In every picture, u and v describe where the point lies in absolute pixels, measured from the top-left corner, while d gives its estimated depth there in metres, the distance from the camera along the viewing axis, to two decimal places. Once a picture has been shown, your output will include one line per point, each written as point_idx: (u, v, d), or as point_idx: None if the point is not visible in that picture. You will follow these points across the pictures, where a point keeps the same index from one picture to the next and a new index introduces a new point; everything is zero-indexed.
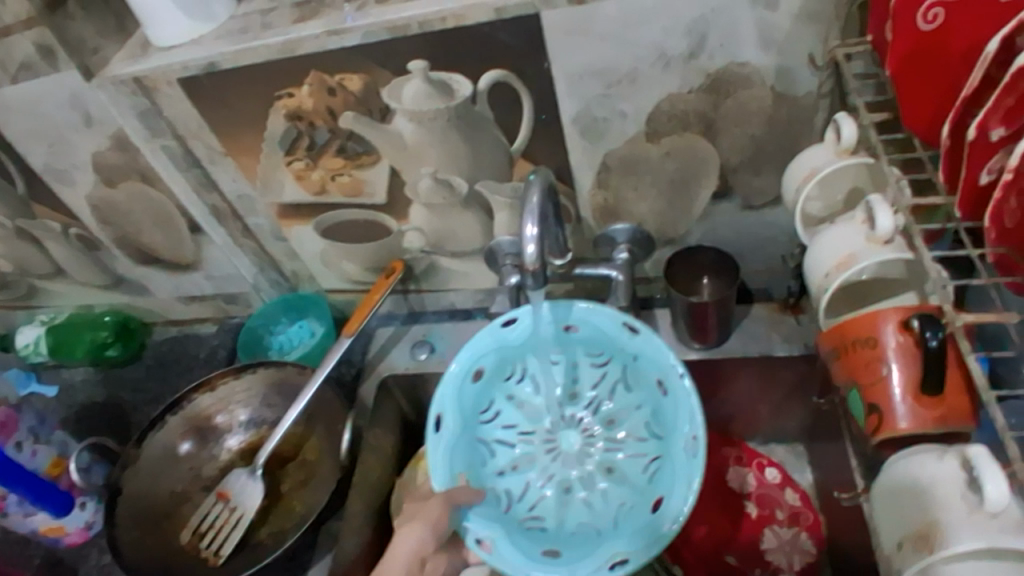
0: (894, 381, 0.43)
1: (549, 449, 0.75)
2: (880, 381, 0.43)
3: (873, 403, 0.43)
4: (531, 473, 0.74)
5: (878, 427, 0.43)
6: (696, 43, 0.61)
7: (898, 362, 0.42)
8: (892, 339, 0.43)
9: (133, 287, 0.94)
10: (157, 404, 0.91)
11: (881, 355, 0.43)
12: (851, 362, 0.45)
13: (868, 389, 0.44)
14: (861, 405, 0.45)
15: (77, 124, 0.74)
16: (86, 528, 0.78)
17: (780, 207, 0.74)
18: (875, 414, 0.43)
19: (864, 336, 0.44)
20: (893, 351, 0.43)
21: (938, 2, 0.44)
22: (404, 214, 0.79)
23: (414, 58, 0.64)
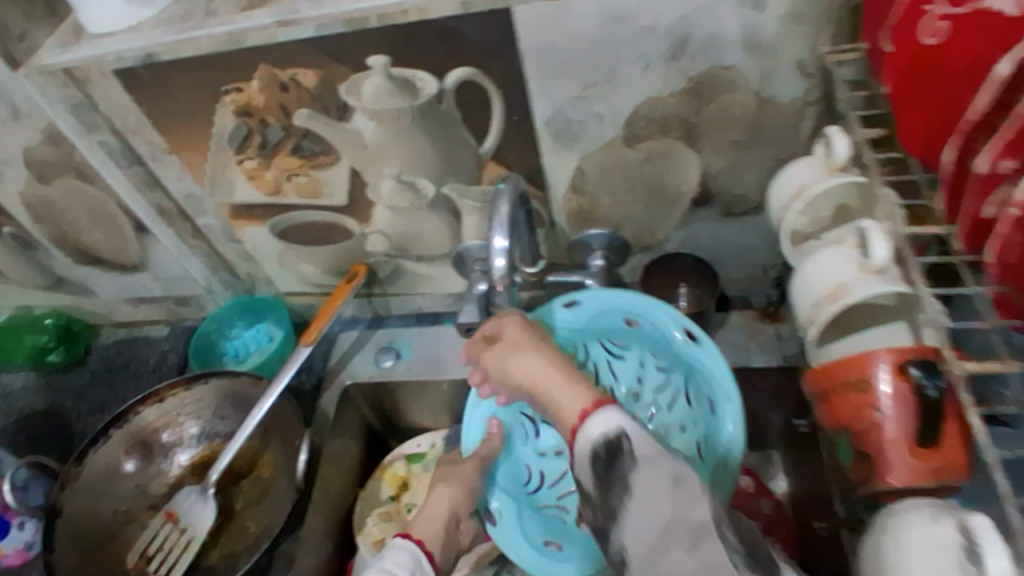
0: (886, 428, 0.42)
1: None
2: (875, 429, 0.42)
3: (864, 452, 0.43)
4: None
5: (870, 478, 0.43)
6: (678, 44, 0.57)
7: (889, 409, 0.42)
8: (888, 386, 0.42)
9: (75, 287, 0.88)
10: (102, 413, 0.85)
11: (873, 401, 0.42)
12: (840, 406, 0.44)
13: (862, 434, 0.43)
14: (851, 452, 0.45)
15: (3, 116, 0.67)
16: (25, 548, 0.75)
17: (761, 215, 0.71)
18: (867, 462, 0.43)
19: (855, 380, 0.43)
20: (888, 398, 0.42)
21: (945, 15, 0.41)
22: (367, 216, 0.74)
23: (374, 53, 0.59)
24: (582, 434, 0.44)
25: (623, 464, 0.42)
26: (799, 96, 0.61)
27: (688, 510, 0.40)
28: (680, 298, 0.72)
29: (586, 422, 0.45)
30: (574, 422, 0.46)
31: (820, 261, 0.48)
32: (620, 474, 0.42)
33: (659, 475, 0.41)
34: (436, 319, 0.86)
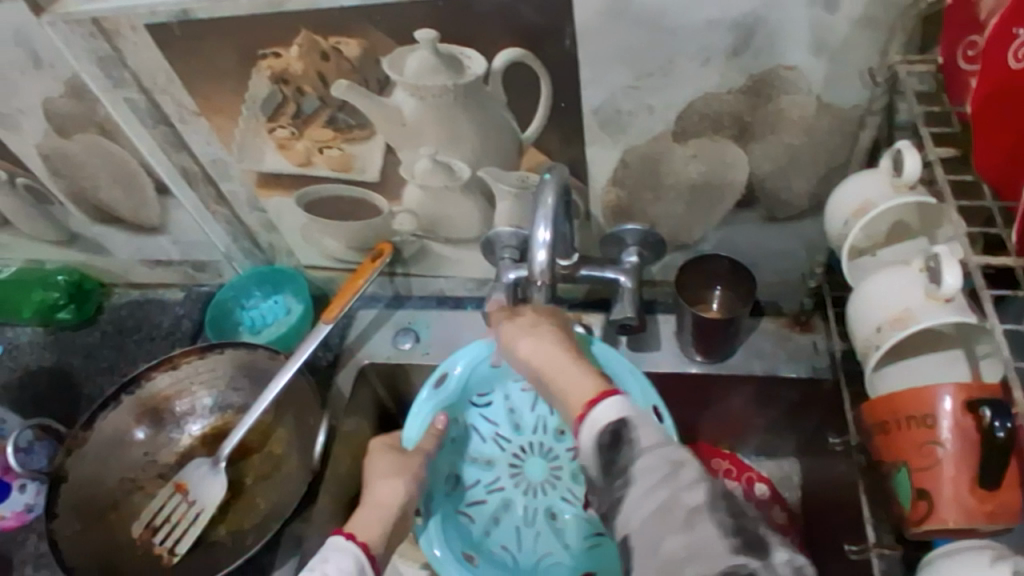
0: (945, 467, 0.43)
1: (514, 467, 0.75)
2: (934, 466, 0.44)
3: (921, 489, 0.44)
4: (488, 480, 0.74)
5: (926, 516, 0.44)
6: (742, 39, 0.54)
7: (952, 447, 0.43)
8: (952, 421, 0.43)
9: (90, 245, 0.85)
10: (111, 376, 0.84)
11: (936, 438, 0.43)
12: (899, 440, 0.46)
13: (918, 471, 0.45)
14: (905, 489, 0.45)
15: (24, 64, 0.64)
16: (24, 511, 0.73)
17: (805, 222, 0.69)
18: (925, 501, 0.44)
19: (919, 415, 0.44)
20: (950, 432, 0.43)
21: None
22: (396, 194, 0.71)
23: (422, 26, 0.56)
24: (589, 420, 0.45)
25: (625, 450, 0.42)
26: (862, 104, 0.58)
27: (683, 494, 0.39)
28: (713, 299, 0.73)
29: (593, 407, 0.45)
30: (580, 408, 0.46)
31: (882, 284, 0.48)
32: (625, 460, 0.42)
33: (657, 462, 0.41)
34: (457, 304, 0.84)
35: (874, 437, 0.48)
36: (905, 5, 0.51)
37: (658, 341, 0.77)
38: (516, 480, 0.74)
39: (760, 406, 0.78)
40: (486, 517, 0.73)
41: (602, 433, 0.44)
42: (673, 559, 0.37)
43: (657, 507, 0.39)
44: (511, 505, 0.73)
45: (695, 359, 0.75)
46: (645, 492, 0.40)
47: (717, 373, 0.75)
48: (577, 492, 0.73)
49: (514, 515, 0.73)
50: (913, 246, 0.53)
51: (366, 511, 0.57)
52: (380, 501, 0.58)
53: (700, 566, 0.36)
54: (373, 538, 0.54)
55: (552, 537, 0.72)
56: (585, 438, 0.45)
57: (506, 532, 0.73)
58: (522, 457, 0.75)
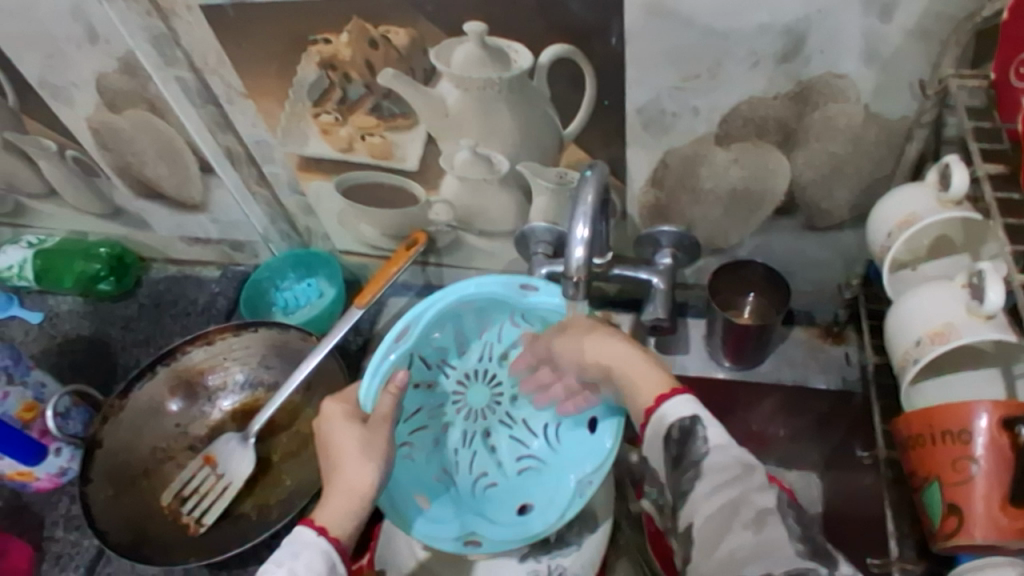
0: (978, 484, 0.43)
1: (456, 394, 0.71)
2: (966, 483, 0.43)
3: (953, 504, 0.44)
4: (428, 407, 0.70)
5: (955, 531, 0.44)
6: (792, 45, 0.54)
7: (985, 464, 0.43)
8: (986, 438, 0.43)
9: (133, 219, 0.87)
10: (147, 347, 0.87)
11: (970, 454, 0.43)
12: (931, 454, 0.45)
13: (948, 486, 0.44)
14: (937, 503, 0.45)
15: (81, 39, 0.66)
16: (57, 475, 0.76)
17: (844, 232, 0.68)
18: (955, 516, 0.44)
19: (955, 431, 0.44)
20: (984, 450, 0.43)
21: None
22: (434, 184, 0.72)
23: (471, 19, 0.57)
24: (658, 415, 0.47)
25: (694, 447, 0.44)
26: (910, 116, 0.58)
27: (753, 497, 0.42)
28: (744, 305, 0.73)
29: (663, 402, 0.47)
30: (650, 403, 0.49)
31: (925, 298, 0.48)
32: (692, 454, 0.44)
33: (729, 461, 0.43)
34: None
35: (906, 449, 0.48)
36: (961, 17, 0.51)
37: (687, 345, 0.77)
38: (455, 408, 0.71)
39: (786, 414, 0.78)
40: (426, 444, 0.68)
41: (668, 427, 0.46)
42: (735, 557, 0.39)
43: (720, 507, 0.41)
44: (450, 430, 0.70)
45: (723, 364, 0.75)
46: (710, 492, 0.42)
47: (742, 379, 0.75)
48: (514, 418, 0.70)
49: (453, 440, 0.70)
50: (954, 262, 0.53)
51: (338, 499, 0.51)
52: (355, 487, 0.52)
53: (765, 564, 0.39)
54: (346, 533, 0.50)
55: (489, 460, 0.69)
56: (654, 432, 0.47)
57: (448, 458, 0.69)
58: (465, 386, 0.72)
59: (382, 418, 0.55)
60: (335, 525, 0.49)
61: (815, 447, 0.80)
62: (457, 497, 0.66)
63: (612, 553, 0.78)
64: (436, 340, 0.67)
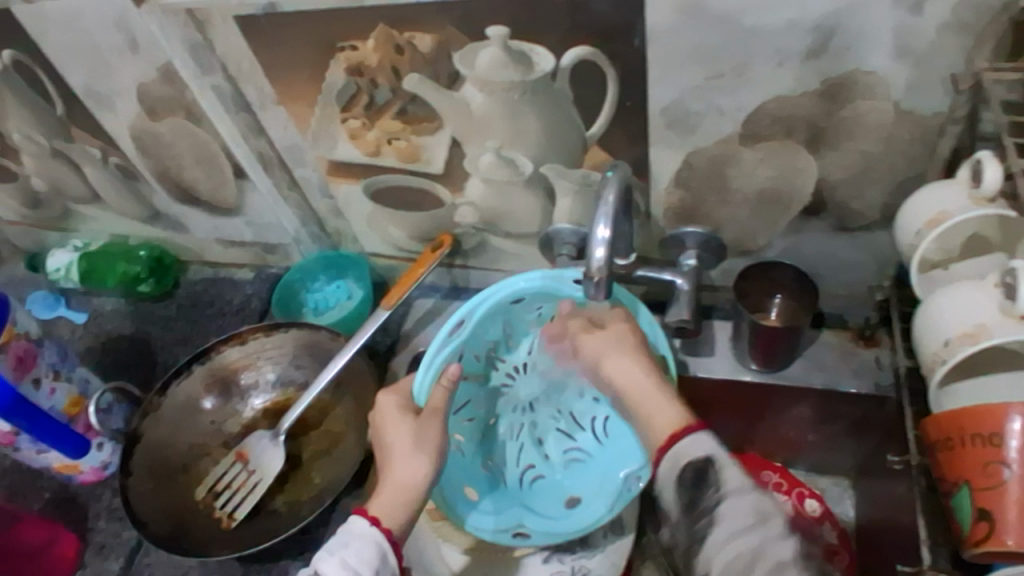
0: (1010, 489, 0.42)
1: (506, 385, 0.74)
2: (998, 487, 0.42)
3: (984, 510, 0.43)
4: (478, 399, 0.73)
5: (986, 537, 0.43)
6: (821, 42, 0.53)
7: (1019, 469, 0.42)
8: (1019, 441, 0.42)
9: (172, 223, 0.90)
10: (184, 346, 0.89)
11: (1002, 458, 0.42)
12: (961, 457, 0.44)
13: (980, 490, 0.43)
14: (967, 508, 0.44)
15: (124, 50, 0.69)
16: (101, 468, 0.79)
17: (875, 232, 0.67)
18: (987, 522, 0.42)
19: (985, 434, 0.43)
20: (1017, 453, 0.42)
21: None
22: (459, 186, 0.73)
23: (495, 23, 0.58)
24: (674, 452, 0.47)
25: (709, 491, 0.45)
26: (944, 112, 0.56)
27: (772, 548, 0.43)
28: (772, 308, 0.72)
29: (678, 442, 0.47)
30: (663, 439, 0.49)
31: (955, 298, 0.47)
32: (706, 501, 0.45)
33: (744, 509, 0.44)
34: None
35: (934, 452, 0.47)
36: (998, 8, 0.49)
37: (714, 347, 0.77)
38: (504, 400, 0.74)
39: (816, 419, 0.76)
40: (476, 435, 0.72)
41: (685, 466, 0.46)
42: None
43: (736, 557, 0.43)
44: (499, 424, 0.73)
45: (751, 366, 0.74)
46: (729, 537, 0.44)
47: (770, 383, 0.74)
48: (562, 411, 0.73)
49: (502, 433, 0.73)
50: (992, 261, 0.51)
51: (387, 492, 0.53)
52: (407, 483, 0.54)
53: None
54: (397, 524, 0.52)
55: (535, 450, 0.72)
56: (666, 471, 0.47)
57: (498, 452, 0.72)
58: (514, 379, 0.74)
59: (432, 410, 0.57)
60: (388, 517, 0.52)
61: (848, 453, 0.79)
62: (506, 487, 0.70)
63: (638, 557, 0.77)
64: (485, 338, 0.70)
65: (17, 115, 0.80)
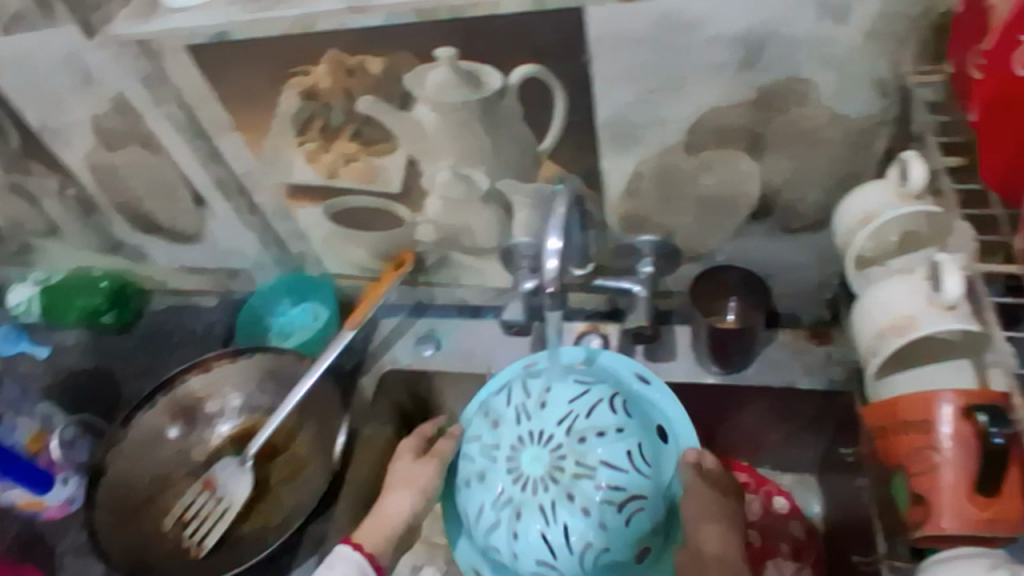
0: (943, 473, 0.44)
1: (553, 476, 0.64)
2: (931, 471, 0.44)
3: (919, 494, 0.45)
4: (546, 508, 0.63)
5: (923, 521, 0.44)
6: (752, 53, 0.56)
7: (951, 454, 0.43)
8: (950, 426, 0.44)
9: (132, 253, 0.90)
10: (146, 377, 0.86)
11: (934, 444, 0.44)
12: (898, 444, 0.46)
13: (915, 475, 0.45)
14: (905, 493, 0.46)
15: (77, 83, 0.69)
16: (67, 503, 0.76)
17: (821, 233, 0.69)
18: (921, 506, 0.44)
19: (917, 420, 0.45)
20: (949, 439, 0.43)
21: None
22: (418, 205, 0.74)
23: (442, 44, 0.59)
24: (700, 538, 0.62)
25: None
26: (873, 115, 0.59)
27: None
28: (728, 310, 0.72)
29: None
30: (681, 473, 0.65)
31: (888, 292, 0.49)
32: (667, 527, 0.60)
33: None
34: (476, 312, 0.86)
35: (878, 441, 0.49)
36: (914, 16, 0.52)
37: (675, 351, 0.78)
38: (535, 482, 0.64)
39: (778, 417, 0.78)
40: (520, 525, 0.64)
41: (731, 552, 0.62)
42: None
43: None
44: (538, 444, 0.65)
45: (712, 369, 0.76)
46: None
47: (731, 384, 0.75)
48: (538, 433, 0.66)
49: (511, 413, 0.68)
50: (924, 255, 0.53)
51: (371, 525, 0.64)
52: (393, 516, 0.64)
53: None
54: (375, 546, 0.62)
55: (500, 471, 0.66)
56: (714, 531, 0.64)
57: (500, 439, 0.67)
58: (561, 470, 0.64)
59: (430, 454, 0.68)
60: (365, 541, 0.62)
61: (812, 449, 0.81)
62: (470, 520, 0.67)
63: None
64: (634, 518, 0.63)
65: None
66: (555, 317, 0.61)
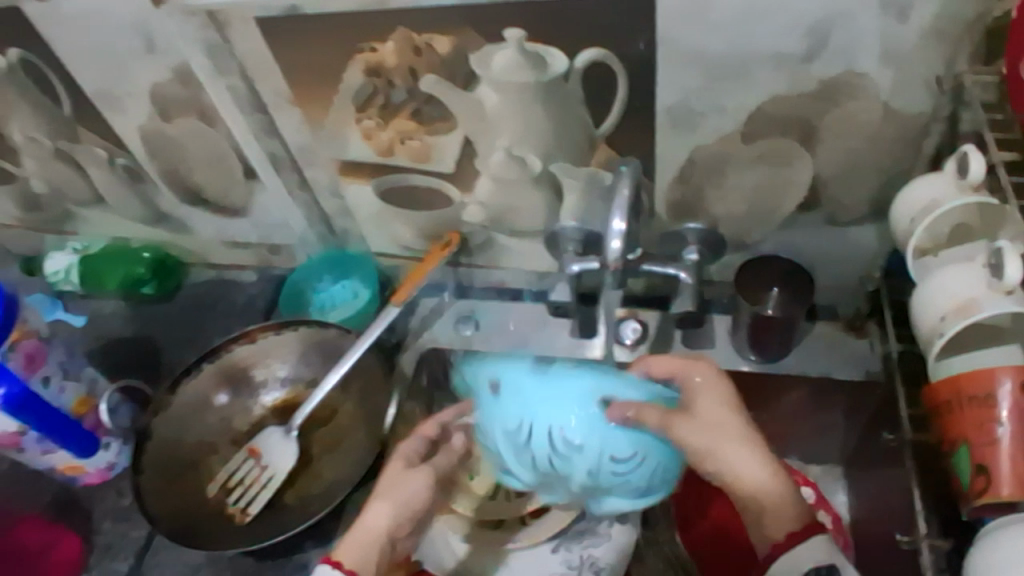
0: (1002, 445, 0.48)
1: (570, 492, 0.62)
2: (994, 443, 0.48)
3: (982, 465, 0.49)
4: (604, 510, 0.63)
5: (983, 490, 0.49)
6: (816, 46, 0.57)
7: (1011, 426, 0.48)
8: (1010, 400, 0.48)
9: (175, 224, 0.91)
10: (191, 346, 0.90)
11: (997, 417, 0.48)
12: (959, 418, 0.50)
13: (976, 446, 0.49)
14: (965, 464, 0.50)
15: (140, 51, 0.70)
16: (107, 469, 0.76)
17: (865, 226, 0.71)
18: (984, 475, 0.48)
19: (982, 395, 0.49)
20: (1010, 412, 0.48)
21: None
22: (469, 185, 0.75)
23: (511, 26, 0.60)
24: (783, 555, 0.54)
25: None
26: (927, 113, 0.61)
27: None
28: (768, 300, 0.73)
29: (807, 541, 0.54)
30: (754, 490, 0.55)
31: (946, 277, 0.52)
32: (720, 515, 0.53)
33: None
34: (515, 295, 0.88)
35: (933, 417, 0.52)
36: (974, 17, 0.54)
37: (713, 340, 0.79)
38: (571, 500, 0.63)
39: (811, 407, 0.80)
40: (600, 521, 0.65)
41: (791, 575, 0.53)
42: None
43: None
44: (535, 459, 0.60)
45: (749, 357, 0.77)
46: None
47: (768, 373, 0.77)
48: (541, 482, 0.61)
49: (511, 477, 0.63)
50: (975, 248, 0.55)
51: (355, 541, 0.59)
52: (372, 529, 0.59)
53: None
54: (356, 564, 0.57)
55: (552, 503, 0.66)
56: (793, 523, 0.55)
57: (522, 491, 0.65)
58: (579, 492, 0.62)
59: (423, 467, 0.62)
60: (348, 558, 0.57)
61: (841, 439, 0.83)
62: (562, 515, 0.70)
63: (645, 547, 0.81)
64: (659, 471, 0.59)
65: (22, 116, 0.80)
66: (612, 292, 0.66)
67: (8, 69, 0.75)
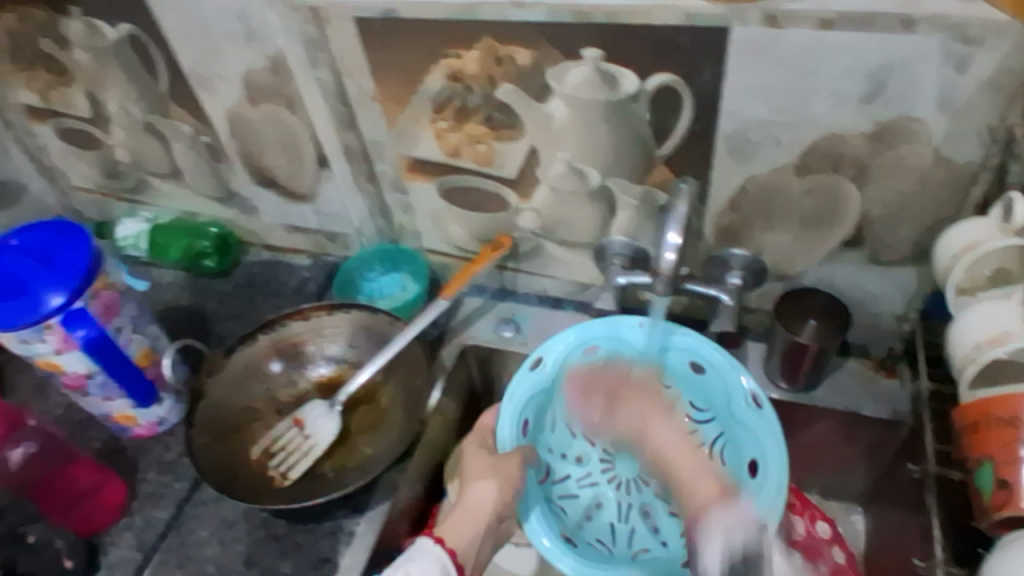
0: None
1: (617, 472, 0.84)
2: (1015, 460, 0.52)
3: (1004, 480, 0.52)
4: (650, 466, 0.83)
5: (1004, 503, 0.52)
6: (875, 88, 0.61)
7: None
8: None
9: (242, 204, 0.96)
10: (242, 320, 0.95)
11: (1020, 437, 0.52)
12: (985, 437, 0.54)
13: (1000, 463, 0.53)
14: (989, 479, 0.54)
15: (240, 38, 0.76)
16: (155, 424, 0.82)
17: (904, 269, 0.74)
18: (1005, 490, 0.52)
19: (1007, 415, 0.53)
20: None
21: None
22: (527, 193, 0.80)
23: (590, 45, 0.65)
24: (702, 528, 0.59)
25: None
26: (975, 162, 0.64)
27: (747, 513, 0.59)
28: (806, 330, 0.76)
29: (711, 516, 0.59)
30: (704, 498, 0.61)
31: (982, 314, 0.57)
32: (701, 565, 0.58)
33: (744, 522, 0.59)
34: (557, 303, 0.91)
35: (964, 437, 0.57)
36: None
37: (746, 365, 0.83)
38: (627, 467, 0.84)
39: (834, 440, 0.83)
40: None
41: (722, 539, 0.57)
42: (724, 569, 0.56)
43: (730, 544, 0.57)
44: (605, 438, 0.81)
45: (779, 386, 0.81)
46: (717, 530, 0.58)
47: (796, 401, 0.80)
48: None
49: None
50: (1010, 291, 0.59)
51: (458, 520, 0.67)
52: (479, 506, 0.68)
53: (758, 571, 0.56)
54: (459, 547, 0.64)
55: None
56: (696, 544, 0.59)
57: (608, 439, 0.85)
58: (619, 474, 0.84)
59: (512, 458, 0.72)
60: (451, 539, 0.65)
61: (860, 475, 0.85)
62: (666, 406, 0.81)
63: None
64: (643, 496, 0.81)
65: (119, 87, 0.87)
66: (660, 304, 0.70)
67: (115, 43, 0.82)
